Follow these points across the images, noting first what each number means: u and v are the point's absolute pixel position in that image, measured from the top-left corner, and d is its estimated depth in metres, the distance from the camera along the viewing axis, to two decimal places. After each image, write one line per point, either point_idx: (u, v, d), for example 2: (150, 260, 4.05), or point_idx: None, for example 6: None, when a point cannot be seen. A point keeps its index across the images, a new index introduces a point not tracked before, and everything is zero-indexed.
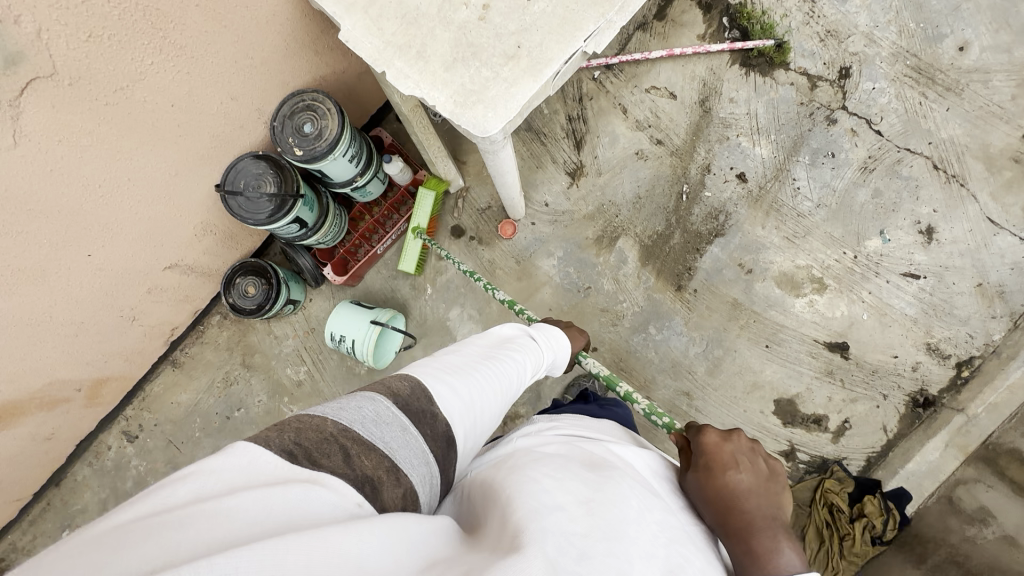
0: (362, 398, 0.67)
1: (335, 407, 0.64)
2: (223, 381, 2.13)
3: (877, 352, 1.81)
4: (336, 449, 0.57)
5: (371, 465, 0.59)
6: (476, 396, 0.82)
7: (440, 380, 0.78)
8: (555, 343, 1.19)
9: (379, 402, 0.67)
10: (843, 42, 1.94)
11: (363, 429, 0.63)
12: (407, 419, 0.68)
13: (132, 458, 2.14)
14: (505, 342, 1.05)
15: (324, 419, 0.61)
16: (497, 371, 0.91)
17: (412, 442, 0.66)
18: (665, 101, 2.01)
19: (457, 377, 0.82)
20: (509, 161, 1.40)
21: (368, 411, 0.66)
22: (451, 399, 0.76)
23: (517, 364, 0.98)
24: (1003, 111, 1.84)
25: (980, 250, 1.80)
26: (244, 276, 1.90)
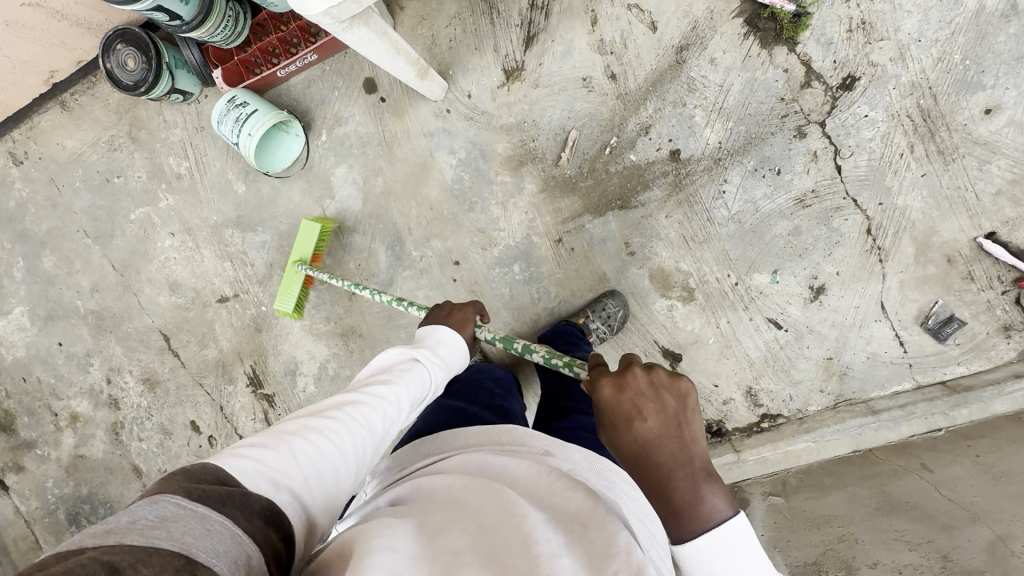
0: (149, 502, 0.58)
1: (80, 530, 0.55)
2: (108, 144, 2.10)
3: (702, 375, 1.84)
4: (101, 569, 0.50)
5: (149, 572, 0.52)
6: (290, 450, 0.76)
7: (252, 450, 0.73)
8: (440, 350, 1.16)
9: (164, 501, 0.59)
10: (868, 44, 1.60)
11: (124, 535, 0.55)
12: (206, 506, 0.60)
13: (17, 181, 2.20)
14: (375, 373, 1.01)
15: (75, 558, 0.53)
16: (349, 414, 0.87)
17: (216, 526, 0.58)
18: (641, 29, 1.70)
19: (272, 455, 0.73)
20: (371, 50, 1.23)
21: (150, 512, 0.57)
22: (266, 463, 0.72)
23: (383, 397, 0.93)
24: (975, 202, 1.61)
25: (852, 329, 1.73)
26: (125, 46, 1.74)
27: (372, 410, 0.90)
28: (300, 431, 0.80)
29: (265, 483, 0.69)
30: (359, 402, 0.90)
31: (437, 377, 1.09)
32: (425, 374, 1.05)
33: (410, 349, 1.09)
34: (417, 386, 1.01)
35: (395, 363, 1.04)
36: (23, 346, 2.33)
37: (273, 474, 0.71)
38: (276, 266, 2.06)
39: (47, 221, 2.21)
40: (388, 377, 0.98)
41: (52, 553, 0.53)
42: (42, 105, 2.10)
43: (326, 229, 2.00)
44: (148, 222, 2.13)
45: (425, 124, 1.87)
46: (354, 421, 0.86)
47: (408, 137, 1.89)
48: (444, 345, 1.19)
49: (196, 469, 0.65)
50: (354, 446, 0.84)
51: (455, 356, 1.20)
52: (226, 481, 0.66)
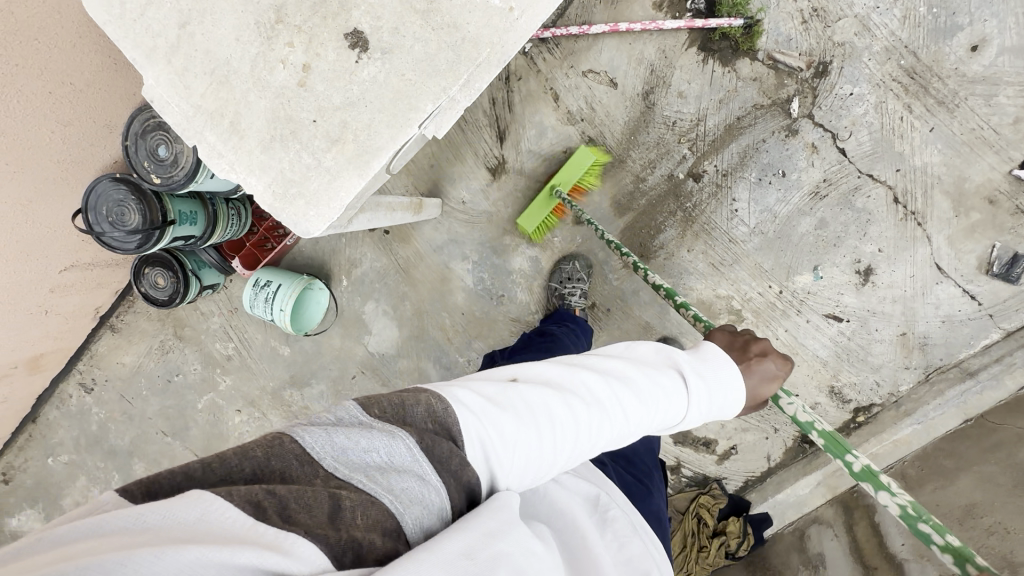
0: (383, 435, 0.61)
1: (327, 431, 0.60)
2: (160, 349, 2.25)
3: (779, 389, 1.79)
4: (326, 503, 0.54)
5: (364, 524, 0.54)
6: (518, 429, 0.70)
7: (473, 397, 0.71)
8: (703, 362, 0.91)
9: (402, 443, 0.61)
10: (828, 27, 1.58)
11: (351, 468, 0.58)
12: (428, 468, 0.61)
13: (92, 406, 2.36)
14: (641, 365, 0.88)
15: (317, 471, 0.57)
16: (586, 412, 0.78)
17: (428, 495, 0.60)
18: (603, 89, 1.72)
19: (489, 417, 0.69)
20: (370, 221, 1.30)
21: (382, 448, 0.60)
22: (486, 443, 0.67)
23: (621, 411, 0.80)
24: (996, 137, 1.55)
25: (915, 299, 1.67)
26: (152, 267, 1.86)
27: (614, 418, 0.79)
28: (537, 408, 0.74)
29: (479, 451, 0.67)
30: (604, 403, 0.79)
31: (694, 418, 0.89)
32: (682, 411, 0.87)
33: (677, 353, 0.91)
34: (659, 415, 0.84)
35: (654, 366, 0.89)
36: None
37: (489, 442, 0.68)
38: None
39: (129, 433, 2.36)
40: (635, 384, 0.84)
41: (303, 446, 0.58)
42: (94, 335, 2.26)
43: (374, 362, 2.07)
44: (215, 406, 2.26)
45: (431, 240, 1.94)
46: (587, 424, 0.77)
47: (419, 256, 1.96)
48: (716, 382, 0.89)
49: (418, 407, 0.66)
50: (567, 450, 0.75)
51: (729, 405, 0.90)
52: (453, 436, 0.66)
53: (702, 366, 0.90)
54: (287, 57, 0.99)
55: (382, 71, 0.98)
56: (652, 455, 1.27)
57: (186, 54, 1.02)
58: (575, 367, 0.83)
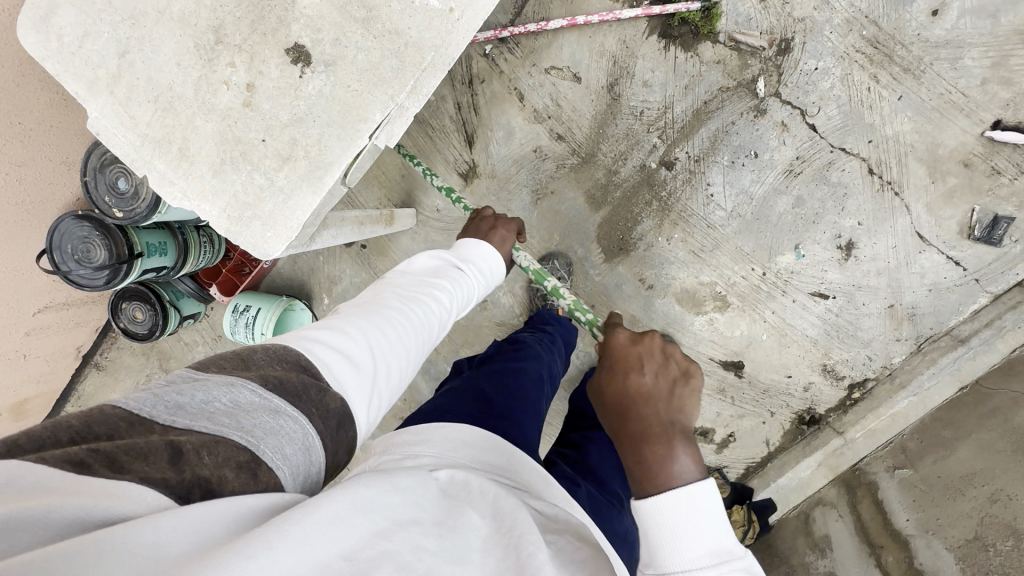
0: (221, 384, 0.57)
1: (156, 392, 0.54)
2: (147, 383, 2.22)
3: (771, 372, 1.77)
4: (164, 449, 0.47)
5: (214, 462, 0.49)
6: (362, 340, 0.77)
7: (321, 337, 0.73)
8: (455, 273, 1.15)
9: (242, 387, 0.57)
10: (787, 4, 1.56)
11: (194, 419, 0.52)
12: (279, 400, 0.58)
13: None
14: (398, 285, 1.02)
15: (152, 425, 0.51)
16: (413, 313, 0.91)
17: (287, 426, 0.56)
18: (567, 84, 1.70)
19: (339, 340, 0.74)
20: (337, 237, 1.28)
21: (221, 396, 0.56)
22: (341, 358, 0.71)
23: (427, 304, 0.98)
24: (965, 100, 1.53)
25: (899, 270, 1.64)
26: (129, 302, 1.83)
27: (428, 310, 0.97)
28: (376, 325, 0.82)
29: (342, 364, 0.70)
30: (411, 311, 0.91)
31: (472, 293, 1.17)
32: (464, 301, 1.12)
33: (412, 271, 1.09)
34: (458, 300, 1.09)
35: (407, 284, 1.04)
36: None
37: (350, 367, 0.70)
38: None
39: None
40: (397, 298, 0.95)
41: (131, 410, 0.51)
42: (80, 375, 2.23)
43: None
44: None
45: (409, 251, 1.92)
46: (412, 330, 0.87)
47: (399, 269, 1.94)
48: (472, 274, 1.21)
49: (258, 353, 0.64)
50: (410, 351, 0.86)
51: (496, 270, 1.32)
52: (308, 367, 0.66)
53: (461, 268, 1.19)
54: (230, 77, 0.97)
55: (328, 84, 0.96)
56: (625, 465, 1.26)
57: (128, 83, 1.00)
58: (361, 303, 0.91)
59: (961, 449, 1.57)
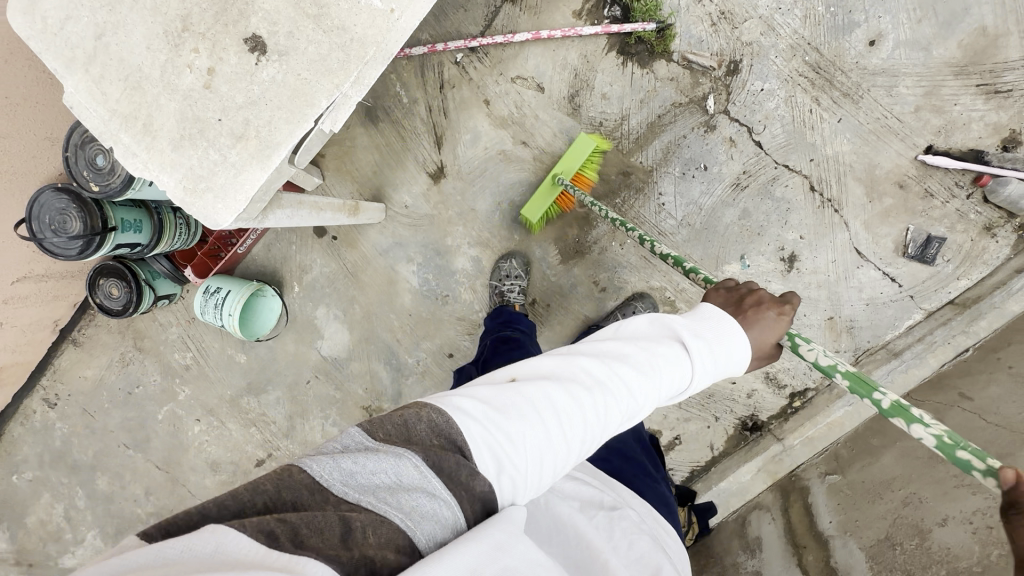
0: (390, 455, 0.64)
1: (333, 457, 0.64)
2: (121, 361, 2.28)
3: (716, 377, 1.83)
4: (337, 524, 0.57)
5: (376, 543, 0.58)
6: (525, 426, 0.71)
7: (472, 402, 0.72)
8: (704, 321, 0.88)
9: (407, 461, 0.64)
10: (736, 29, 1.67)
11: (359, 490, 0.61)
12: (434, 481, 0.64)
13: (56, 421, 2.37)
14: (630, 344, 0.85)
15: (328, 496, 0.61)
16: (594, 394, 0.77)
17: (439, 510, 0.62)
18: (531, 94, 1.81)
19: (496, 419, 0.71)
20: (293, 219, 1.36)
21: (389, 469, 0.63)
22: (491, 439, 0.69)
23: (620, 386, 0.79)
24: (900, 126, 1.63)
25: (839, 284, 1.72)
26: (107, 278, 1.91)
27: (609, 396, 0.78)
28: (543, 402, 0.74)
29: (492, 462, 0.68)
30: (605, 384, 0.79)
31: (702, 380, 0.85)
32: (686, 377, 0.83)
33: (676, 322, 0.88)
34: (665, 388, 0.82)
35: (655, 343, 0.85)
36: None
37: (497, 448, 0.68)
38: (294, 416, 2.18)
39: (91, 447, 2.37)
40: (637, 360, 0.82)
41: (313, 475, 0.61)
42: (57, 350, 2.30)
43: (328, 366, 2.11)
44: (175, 416, 2.29)
45: (377, 244, 2.00)
46: (591, 410, 0.76)
47: (367, 261, 2.02)
48: (716, 330, 0.87)
49: (421, 423, 0.68)
50: (576, 435, 0.75)
51: (737, 360, 0.86)
52: (459, 446, 0.67)
53: (709, 334, 0.86)
54: (193, 61, 1.07)
55: (280, 71, 1.05)
56: (639, 438, 1.25)
57: (102, 63, 1.09)
58: (573, 355, 0.84)
59: (885, 456, 1.58)
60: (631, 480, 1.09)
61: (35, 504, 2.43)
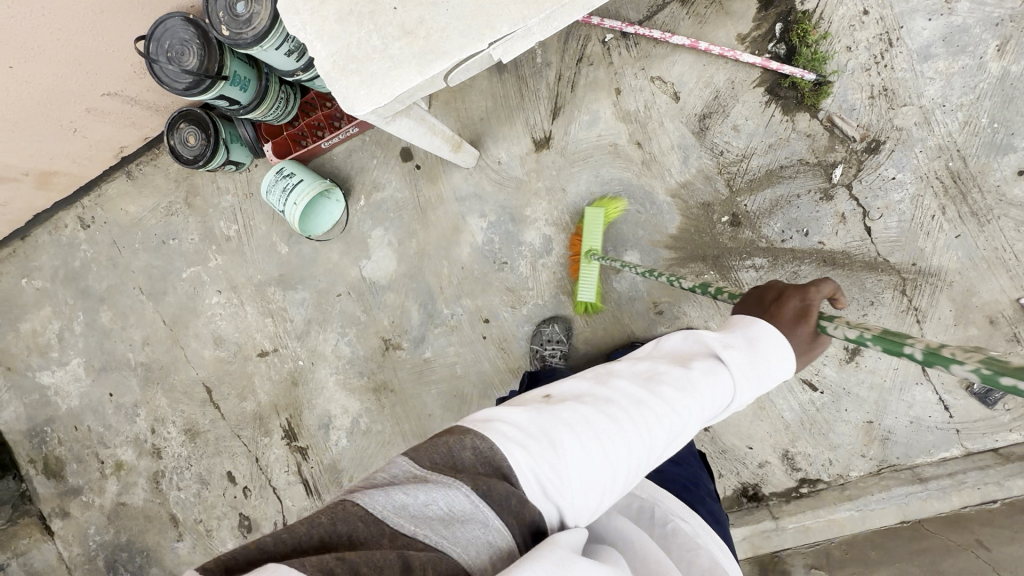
0: (436, 485, 0.63)
1: (382, 493, 0.63)
2: (166, 209, 2.26)
3: (736, 437, 1.80)
4: (397, 561, 0.57)
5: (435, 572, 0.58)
6: (569, 449, 0.69)
7: (511, 425, 0.70)
8: (739, 334, 0.85)
9: (452, 493, 0.63)
10: (892, 109, 1.62)
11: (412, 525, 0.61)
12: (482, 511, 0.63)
13: (83, 242, 2.36)
14: (668, 364, 0.82)
15: (383, 525, 0.61)
16: (643, 416, 0.75)
17: (490, 539, 0.62)
18: (664, 99, 1.76)
19: (543, 443, 0.68)
20: (411, 133, 1.33)
21: (436, 500, 0.62)
22: (540, 460, 0.67)
23: (683, 409, 0.77)
24: (1014, 263, 1.59)
25: (891, 392, 1.68)
26: (188, 124, 1.89)
27: (666, 422, 0.75)
28: (583, 426, 0.72)
29: (535, 484, 0.66)
30: (653, 404, 0.76)
31: (742, 392, 0.82)
32: (726, 391, 0.80)
33: (706, 335, 0.86)
34: (711, 400, 0.79)
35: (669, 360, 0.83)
36: (77, 396, 2.43)
37: (544, 472, 0.67)
38: (313, 322, 2.16)
39: (108, 279, 2.35)
40: (678, 378, 0.79)
41: (368, 509, 0.61)
42: (109, 176, 2.28)
43: (363, 287, 2.09)
44: (198, 280, 2.27)
45: (457, 189, 1.97)
46: (636, 422, 0.74)
47: (439, 201, 1.99)
48: (765, 338, 0.84)
49: (466, 450, 0.67)
50: (624, 458, 0.72)
51: (779, 365, 0.84)
52: (504, 472, 0.66)
53: (740, 342, 0.84)
54: None
55: None
56: (694, 455, 1.20)
57: None
58: (609, 375, 0.82)
59: None
60: (684, 487, 1.04)
61: (35, 312, 2.43)
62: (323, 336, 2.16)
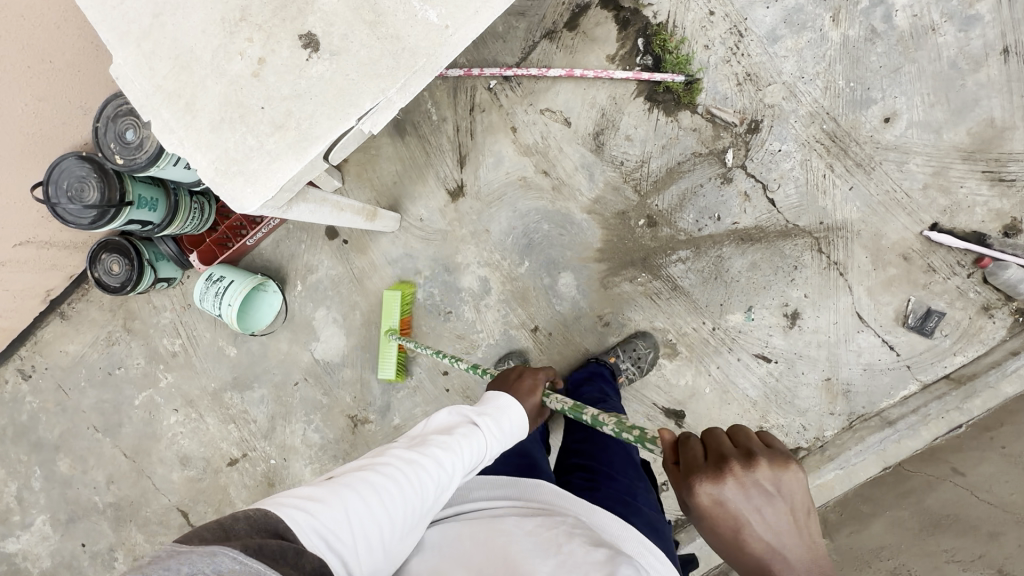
0: (204, 552, 0.56)
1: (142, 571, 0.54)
2: (106, 340, 2.23)
3: (710, 426, 1.81)
4: None
5: None
6: (343, 513, 0.71)
7: (297, 498, 0.71)
8: (489, 406, 1.00)
9: (224, 554, 0.57)
10: (760, 90, 1.75)
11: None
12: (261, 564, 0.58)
13: (27, 394, 2.29)
14: (435, 432, 0.91)
15: None
16: (416, 474, 0.80)
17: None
18: (557, 126, 1.86)
19: (320, 507, 0.71)
20: (315, 215, 1.37)
21: (205, 565, 0.55)
22: (319, 521, 0.69)
23: (449, 465, 0.83)
24: (908, 201, 1.69)
25: (838, 346, 1.74)
26: (109, 253, 1.89)
27: (435, 476, 0.81)
28: (358, 491, 0.75)
29: (316, 541, 0.67)
30: (427, 464, 0.82)
31: (493, 451, 0.93)
32: (481, 448, 0.90)
33: (465, 408, 0.96)
34: (469, 456, 0.87)
35: (456, 424, 0.92)
36: (47, 556, 2.29)
37: (322, 530, 0.68)
38: (277, 417, 2.12)
39: (59, 425, 2.28)
40: (447, 440, 0.87)
41: None
42: (42, 321, 2.24)
43: (318, 370, 2.08)
44: (152, 403, 2.22)
45: (387, 253, 2.01)
46: (413, 482, 0.79)
47: (373, 269, 2.02)
48: (506, 408, 1.00)
49: (243, 521, 0.63)
50: (398, 516, 0.76)
51: (516, 430, 1.00)
52: (282, 533, 0.65)
53: (491, 411, 0.98)
54: (246, 50, 1.09)
55: (330, 70, 1.08)
56: (634, 467, 1.21)
57: (155, 40, 1.12)
58: (389, 447, 0.87)
59: None
60: (614, 508, 1.01)
61: None
62: (289, 428, 2.12)
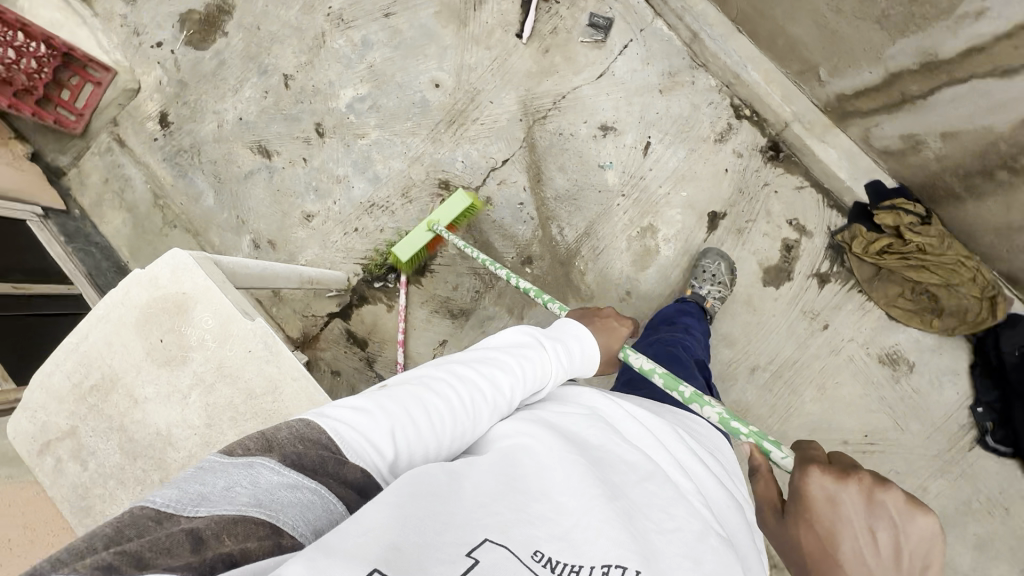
0: (242, 466, 0.57)
1: (176, 485, 0.54)
2: None
3: (722, 185, 1.89)
4: (185, 540, 0.49)
5: (235, 540, 0.51)
6: (403, 431, 0.71)
7: (343, 406, 0.70)
8: (565, 333, 1.07)
9: (260, 466, 0.58)
10: (416, 181, 2.07)
11: (214, 502, 0.53)
12: (300, 475, 0.59)
13: None
14: (507, 352, 0.93)
15: (172, 513, 0.51)
16: (478, 389, 0.82)
17: (315, 493, 0.59)
18: (449, 351, 2.03)
19: (370, 417, 0.69)
20: None
21: (243, 480, 0.55)
22: (366, 434, 0.67)
23: (510, 385, 0.86)
24: (501, 55, 2.04)
25: (629, 87, 1.96)
26: None
27: (495, 391, 0.83)
28: (417, 404, 0.75)
29: (358, 457, 0.65)
30: (488, 383, 0.84)
31: (559, 375, 0.98)
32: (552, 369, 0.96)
33: (537, 331, 1.02)
34: (535, 380, 0.91)
35: (525, 347, 0.96)
36: None
37: (367, 443, 0.67)
38: None
39: None
40: (512, 362, 0.90)
41: (149, 504, 0.51)
42: None
43: None
44: None
45: None
46: (472, 402, 0.80)
47: None
48: (576, 338, 1.07)
49: (282, 431, 0.62)
50: (454, 427, 0.76)
51: (590, 361, 1.08)
52: (325, 445, 0.63)
53: (567, 340, 1.05)
54: None
55: None
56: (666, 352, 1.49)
57: None
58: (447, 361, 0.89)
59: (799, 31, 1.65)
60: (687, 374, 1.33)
61: None
62: None
